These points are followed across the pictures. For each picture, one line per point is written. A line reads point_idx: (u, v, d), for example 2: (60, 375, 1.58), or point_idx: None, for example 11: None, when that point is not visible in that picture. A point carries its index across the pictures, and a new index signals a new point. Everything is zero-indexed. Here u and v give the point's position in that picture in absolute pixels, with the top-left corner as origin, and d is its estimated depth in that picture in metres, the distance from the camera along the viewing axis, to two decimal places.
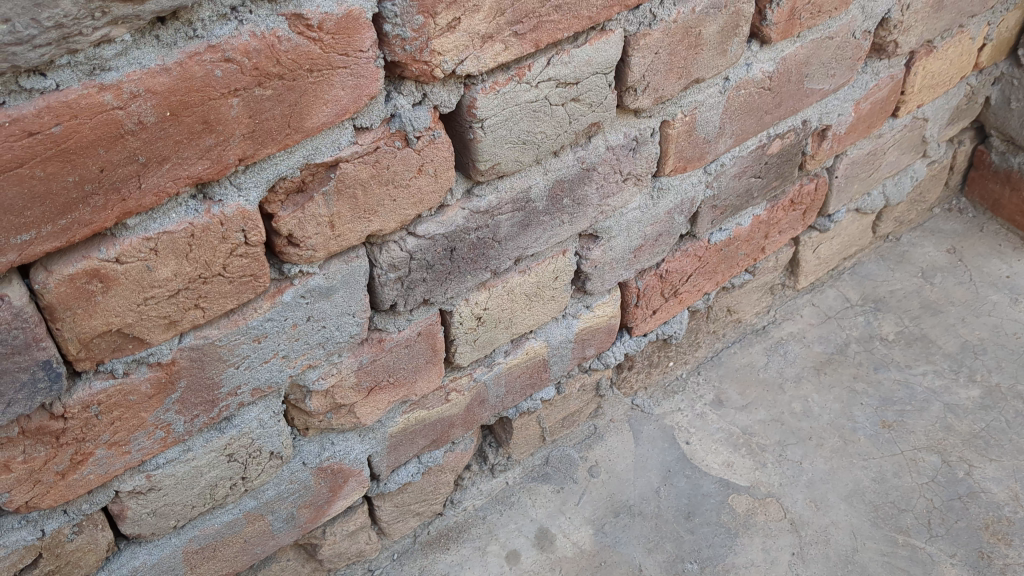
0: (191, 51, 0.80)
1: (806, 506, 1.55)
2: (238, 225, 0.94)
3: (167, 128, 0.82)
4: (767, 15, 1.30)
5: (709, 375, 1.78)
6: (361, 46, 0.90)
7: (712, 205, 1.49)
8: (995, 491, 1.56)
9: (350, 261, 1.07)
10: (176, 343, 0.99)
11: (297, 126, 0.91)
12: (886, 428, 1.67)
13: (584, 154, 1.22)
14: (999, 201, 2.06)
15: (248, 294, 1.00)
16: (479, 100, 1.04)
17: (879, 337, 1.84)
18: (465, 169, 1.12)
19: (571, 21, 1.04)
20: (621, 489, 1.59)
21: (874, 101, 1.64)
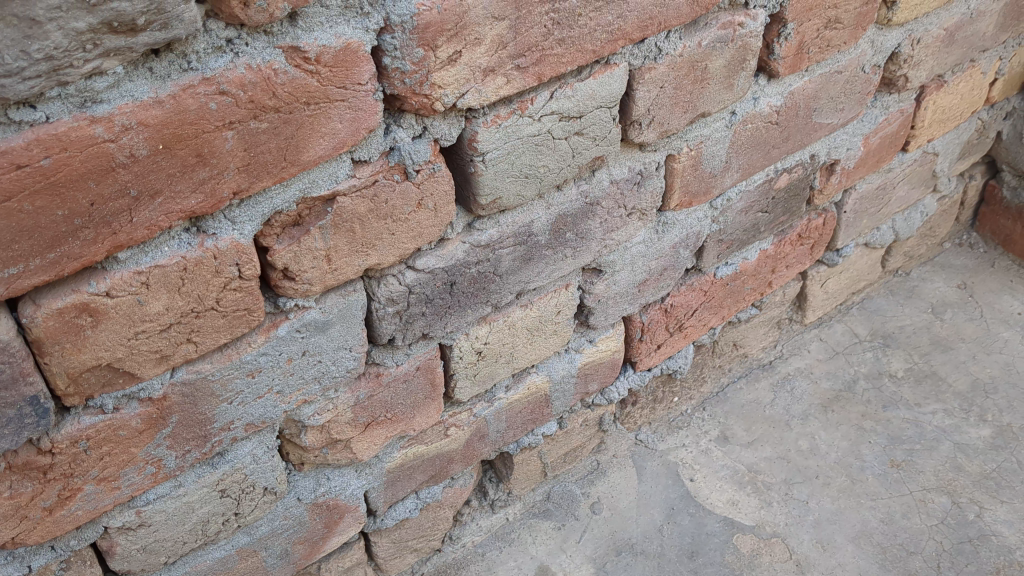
0: (185, 84, 0.78)
1: (813, 547, 1.52)
2: (232, 259, 0.92)
3: (159, 161, 0.80)
4: (774, 49, 1.28)
5: (714, 411, 1.75)
6: (359, 79, 0.88)
7: (718, 239, 1.47)
8: (1007, 535, 1.52)
9: (347, 295, 1.05)
10: (167, 377, 0.97)
11: (294, 159, 0.89)
12: (894, 468, 1.64)
13: (587, 189, 1.20)
14: (1011, 236, 2.03)
15: (242, 329, 0.98)
16: (480, 134, 1.02)
17: (888, 373, 1.81)
18: (465, 202, 1.10)
19: (575, 54, 1.03)
20: (624, 526, 1.56)
21: (883, 135, 1.62)
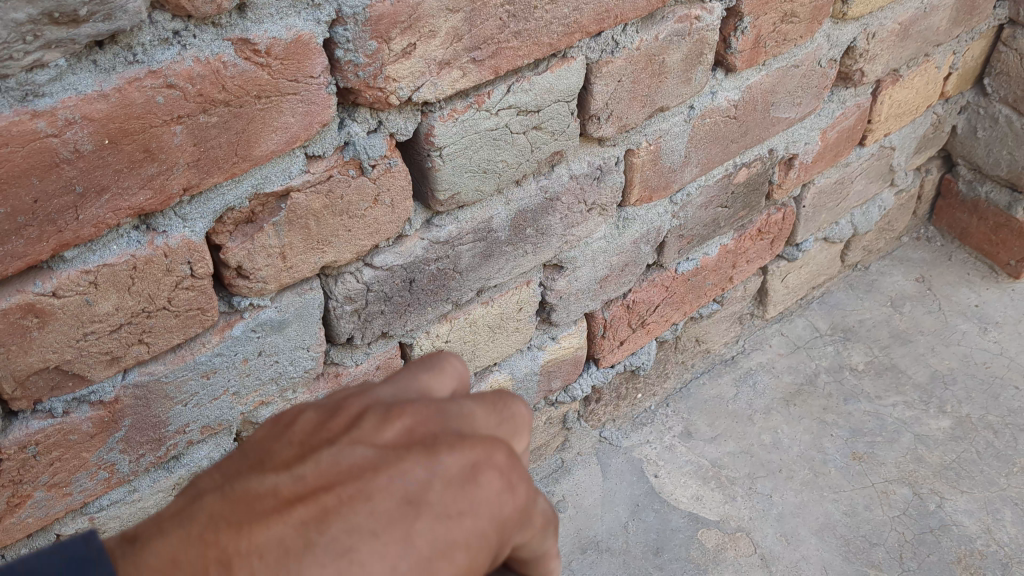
0: (130, 77, 0.76)
1: (777, 541, 1.53)
2: (184, 257, 0.90)
3: (105, 156, 0.78)
4: (731, 43, 1.28)
5: (678, 407, 1.75)
6: (311, 72, 0.87)
7: (679, 234, 1.47)
8: (967, 524, 1.54)
9: (303, 293, 1.04)
10: (119, 380, 0.95)
11: (244, 154, 0.87)
12: (856, 460, 1.65)
13: (546, 183, 1.20)
14: (967, 230, 2.05)
15: (196, 329, 0.96)
16: (437, 128, 1.01)
17: (849, 367, 1.82)
18: (423, 199, 1.09)
19: (531, 48, 1.02)
20: (589, 524, 1.55)
21: (841, 129, 1.63)
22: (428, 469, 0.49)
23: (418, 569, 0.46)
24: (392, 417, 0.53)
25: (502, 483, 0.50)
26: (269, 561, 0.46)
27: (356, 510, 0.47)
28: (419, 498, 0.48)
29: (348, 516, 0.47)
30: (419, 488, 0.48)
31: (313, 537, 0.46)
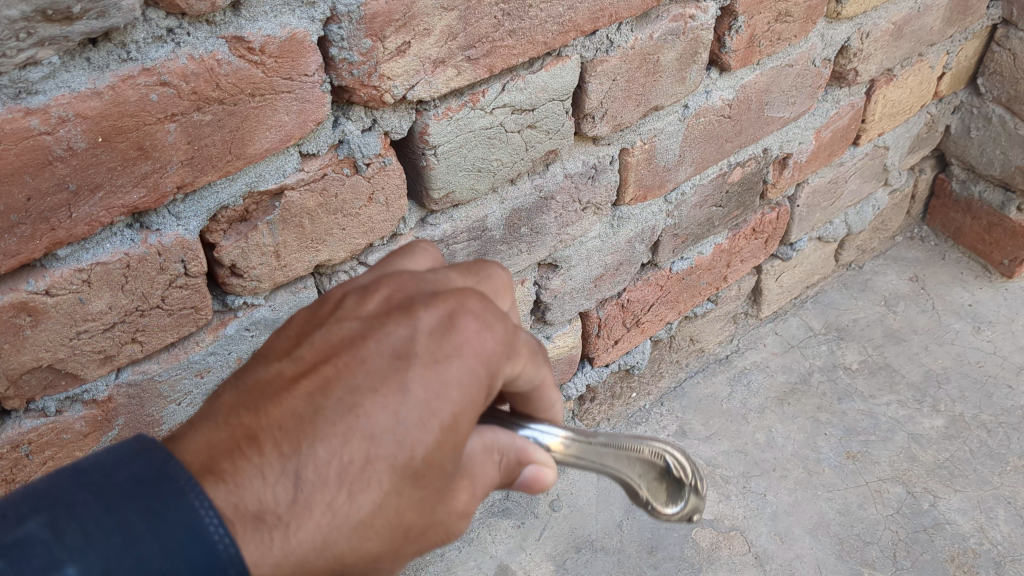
0: (124, 74, 0.76)
1: (771, 540, 1.53)
2: (177, 256, 0.90)
3: (99, 154, 0.78)
4: (725, 42, 1.28)
5: (672, 406, 1.75)
6: (306, 70, 0.86)
7: (673, 234, 1.47)
8: (960, 523, 1.54)
9: (298, 292, 1.04)
10: (112, 378, 0.95)
11: (239, 152, 0.87)
12: (850, 459, 1.65)
13: (541, 182, 1.20)
14: (960, 229, 2.06)
15: (190, 327, 0.96)
16: (431, 126, 1.01)
17: (843, 366, 1.82)
18: (417, 197, 1.09)
19: (526, 46, 1.02)
20: (583, 523, 1.55)
21: (835, 129, 1.63)
22: (407, 332, 0.62)
23: (420, 410, 0.59)
24: (371, 299, 0.67)
25: (473, 330, 0.63)
26: (288, 429, 0.58)
27: (354, 372, 0.60)
28: (405, 355, 0.61)
29: (349, 380, 0.60)
30: (404, 348, 0.61)
31: (325, 399, 0.59)
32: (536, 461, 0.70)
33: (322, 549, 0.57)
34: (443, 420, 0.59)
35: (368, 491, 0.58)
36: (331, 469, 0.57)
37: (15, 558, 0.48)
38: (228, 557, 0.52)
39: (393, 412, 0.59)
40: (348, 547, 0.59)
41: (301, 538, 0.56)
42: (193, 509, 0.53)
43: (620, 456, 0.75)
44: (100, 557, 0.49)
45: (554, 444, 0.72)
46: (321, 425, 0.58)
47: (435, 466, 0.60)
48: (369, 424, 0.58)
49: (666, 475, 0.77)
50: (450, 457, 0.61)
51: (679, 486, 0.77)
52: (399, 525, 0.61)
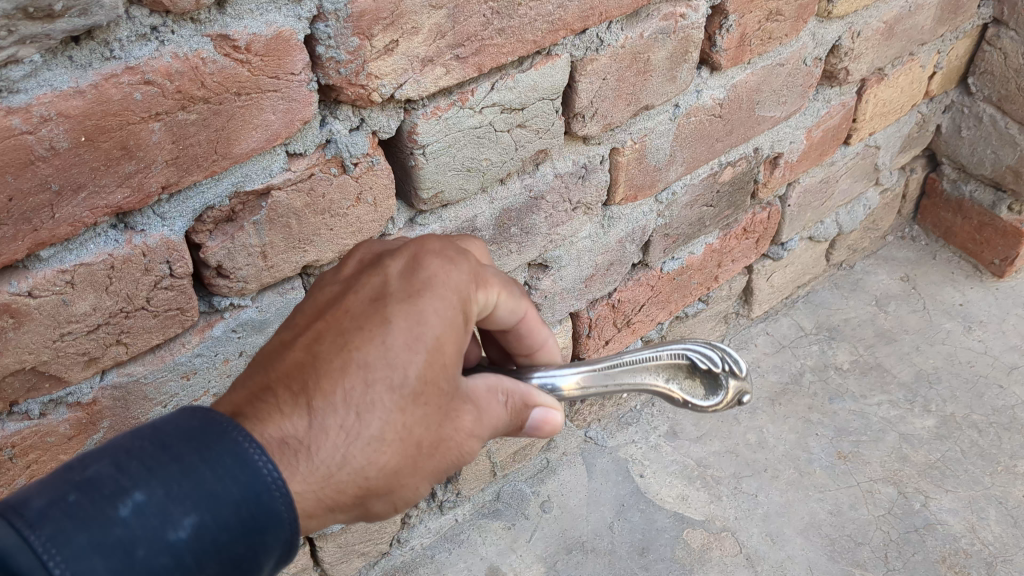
0: (107, 73, 0.75)
1: (762, 541, 1.52)
2: (163, 256, 0.89)
3: (82, 154, 0.77)
4: (716, 41, 1.28)
5: (663, 406, 1.74)
6: (292, 69, 0.85)
7: (664, 234, 1.47)
8: (952, 523, 1.54)
9: (285, 293, 1.03)
10: (97, 381, 0.94)
11: (224, 152, 0.86)
12: (841, 460, 1.65)
13: (531, 182, 1.19)
14: (951, 229, 2.06)
15: (176, 329, 0.95)
16: (420, 126, 1.00)
17: (834, 366, 1.82)
18: (406, 197, 1.08)
19: (515, 45, 1.01)
20: (574, 524, 1.55)
21: (826, 128, 1.63)
22: (381, 281, 0.81)
23: (403, 335, 0.76)
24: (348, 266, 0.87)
25: (434, 273, 0.81)
26: (295, 373, 0.75)
27: (344, 320, 0.78)
28: (382, 300, 0.79)
29: (341, 327, 0.78)
30: (380, 296, 0.79)
31: (321, 345, 0.76)
32: (541, 405, 0.84)
33: (343, 459, 0.73)
34: (426, 343, 0.76)
35: (375, 409, 0.74)
36: (339, 395, 0.73)
37: (92, 491, 0.63)
38: (269, 481, 0.68)
39: (380, 342, 0.75)
40: (367, 457, 0.74)
41: (325, 454, 0.72)
42: (237, 446, 0.68)
43: (637, 369, 0.89)
44: (160, 485, 0.65)
45: (567, 384, 0.89)
46: (321, 365, 0.75)
47: (425, 383, 0.76)
48: (363, 355, 0.75)
49: (696, 370, 0.89)
50: (439, 374, 0.77)
51: (710, 375, 0.89)
52: (410, 437, 0.76)
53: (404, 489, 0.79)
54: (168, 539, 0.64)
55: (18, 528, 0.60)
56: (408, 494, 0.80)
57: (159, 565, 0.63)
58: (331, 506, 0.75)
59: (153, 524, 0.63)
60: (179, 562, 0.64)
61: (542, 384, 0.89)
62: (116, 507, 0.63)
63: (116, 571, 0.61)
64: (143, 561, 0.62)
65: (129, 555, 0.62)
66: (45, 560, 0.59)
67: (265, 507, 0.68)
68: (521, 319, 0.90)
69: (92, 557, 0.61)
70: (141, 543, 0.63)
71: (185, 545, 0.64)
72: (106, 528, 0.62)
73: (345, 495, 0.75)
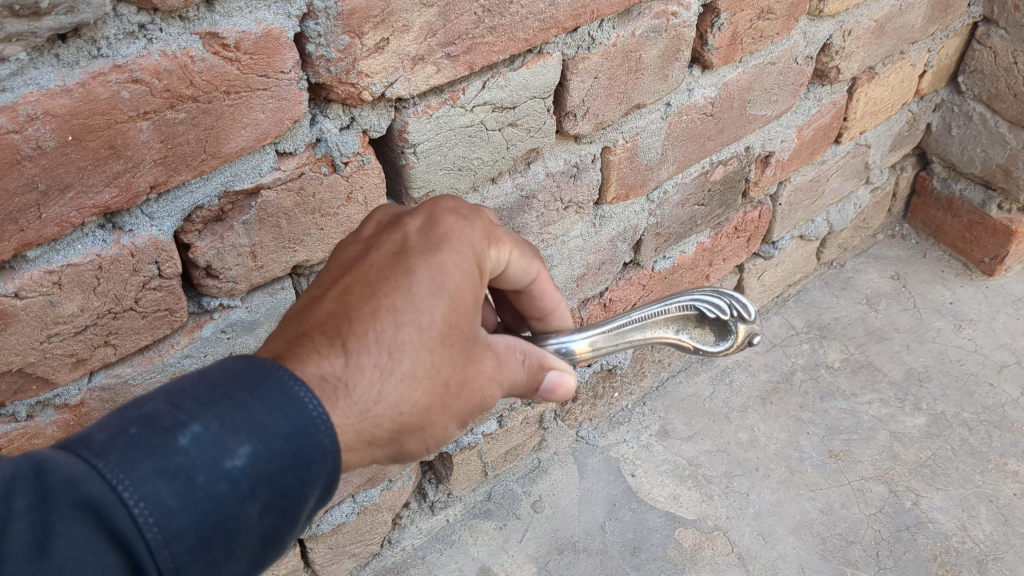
0: (95, 71, 0.74)
1: (754, 540, 1.52)
2: (151, 257, 0.88)
3: (69, 153, 0.76)
4: (708, 40, 1.27)
5: (655, 405, 1.74)
6: (282, 67, 0.85)
7: (656, 232, 1.46)
8: (942, 521, 1.54)
9: (275, 293, 1.02)
10: (85, 383, 0.93)
11: (213, 151, 0.85)
12: (832, 458, 1.65)
13: (522, 181, 1.19)
14: (941, 227, 2.06)
15: (164, 330, 0.94)
16: (410, 124, 0.99)
17: (825, 364, 1.82)
18: (397, 196, 1.07)
19: (507, 43, 1.00)
20: (566, 524, 1.54)
21: (817, 127, 1.63)
22: (402, 237, 0.82)
23: (426, 281, 0.77)
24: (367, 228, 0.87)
25: (451, 228, 0.82)
26: (327, 323, 0.75)
27: (371, 272, 0.79)
28: (404, 252, 0.80)
29: (366, 278, 0.78)
30: (401, 249, 0.80)
31: (350, 295, 0.77)
32: (557, 368, 0.88)
33: (378, 398, 0.73)
34: (449, 290, 0.77)
35: (405, 351, 0.74)
36: (370, 339, 0.74)
37: (151, 424, 0.65)
38: (314, 413, 0.70)
39: (407, 289, 0.76)
40: (402, 397, 0.74)
41: (361, 393, 0.73)
42: (284, 382, 0.69)
43: (647, 326, 0.96)
44: (215, 418, 0.67)
45: (580, 347, 0.94)
46: (352, 313, 0.75)
47: (451, 327, 0.77)
48: (390, 301, 0.76)
49: (703, 319, 0.97)
50: (462, 321, 0.78)
51: (719, 322, 0.97)
52: (439, 379, 0.77)
53: (433, 435, 0.79)
54: (225, 468, 0.66)
55: (85, 457, 0.62)
56: (436, 441, 0.81)
57: (218, 492, 0.65)
58: (368, 448, 0.74)
59: (210, 453, 0.65)
60: (236, 489, 0.66)
61: (557, 349, 0.93)
62: (176, 437, 0.65)
63: (180, 495, 0.63)
64: (203, 488, 0.65)
65: (190, 481, 0.64)
66: (113, 483, 0.61)
67: (312, 439, 0.69)
68: (536, 280, 0.92)
69: (158, 484, 0.63)
70: (200, 471, 0.65)
71: (241, 474, 0.66)
72: (167, 455, 0.64)
73: (380, 438, 0.75)
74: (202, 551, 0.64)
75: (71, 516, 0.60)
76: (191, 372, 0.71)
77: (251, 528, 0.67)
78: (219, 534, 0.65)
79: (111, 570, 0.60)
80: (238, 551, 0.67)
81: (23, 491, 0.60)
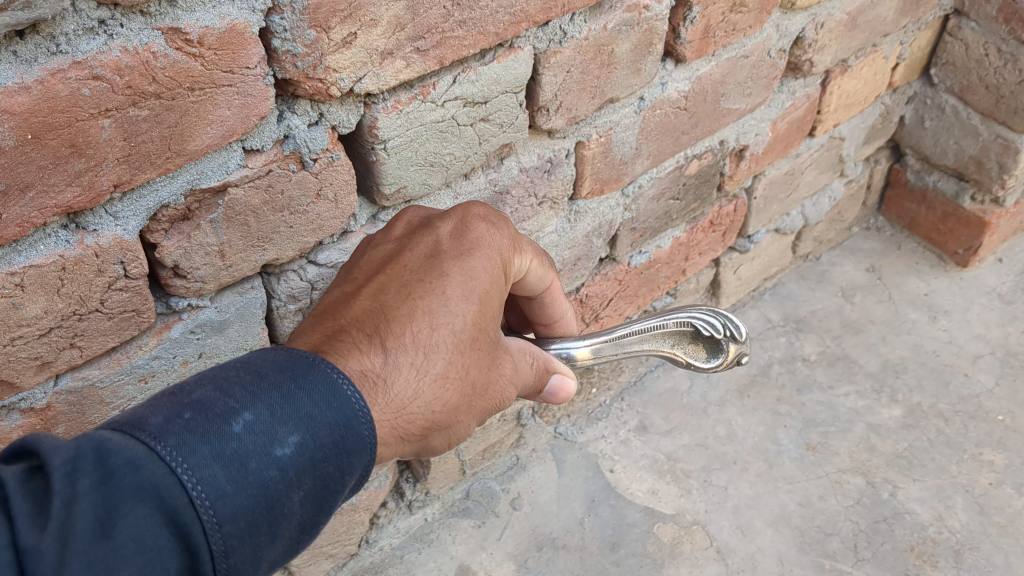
0: (53, 68, 0.72)
1: (732, 534, 1.52)
2: (116, 257, 0.86)
3: (29, 152, 0.74)
4: (680, 33, 1.27)
5: (633, 400, 1.73)
6: (247, 63, 0.83)
7: (631, 227, 1.46)
8: (920, 512, 1.55)
9: (245, 292, 1.01)
10: (51, 386, 0.92)
11: (179, 149, 0.84)
12: (810, 451, 1.65)
13: (495, 177, 1.18)
14: (916, 219, 2.07)
15: (132, 331, 0.93)
16: (380, 120, 0.98)
17: (802, 357, 1.82)
18: (368, 193, 1.06)
19: (477, 37, 0.99)
20: (544, 521, 1.54)
21: (791, 120, 1.63)
22: (433, 241, 0.93)
23: (458, 286, 0.88)
24: (397, 228, 0.99)
25: (480, 236, 0.93)
26: (368, 319, 0.85)
27: (406, 275, 0.89)
28: (437, 257, 0.90)
29: (402, 280, 0.89)
30: (433, 254, 0.91)
31: (386, 295, 0.87)
32: (559, 373, 0.98)
33: (414, 394, 0.83)
34: (478, 296, 0.88)
35: (439, 351, 0.84)
36: (410, 338, 0.83)
37: (205, 410, 0.71)
38: (357, 407, 0.77)
39: (441, 292, 0.87)
40: (434, 394, 0.85)
41: (400, 388, 0.82)
42: (328, 375, 0.76)
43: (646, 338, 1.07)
44: (266, 407, 0.73)
45: (581, 353, 1.05)
46: (389, 311, 0.85)
47: (480, 332, 0.88)
48: (426, 303, 0.86)
49: (698, 336, 1.08)
50: (487, 325, 0.89)
51: (711, 340, 1.07)
52: (467, 378, 0.87)
53: (455, 428, 0.90)
54: (275, 455, 0.72)
55: (143, 439, 0.67)
56: (457, 434, 0.91)
57: (269, 477, 0.72)
58: (401, 438, 0.84)
59: (262, 440, 0.72)
60: (284, 476, 0.73)
61: (559, 353, 1.05)
62: (230, 424, 0.71)
63: (235, 480, 0.70)
64: (256, 472, 0.71)
65: (244, 466, 0.71)
66: (173, 466, 0.67)
67: (354, 431, 0.76)
68: (547, 288, 1.04)
69: (214, 467, 0.69)
70: (253, 457, 0.71)
71: (289, 461, 0.73)
72: (223, 442, 0.70)
73: (412, 431, 0.85)
74: (249, 535, 0.71)
75: (133, 497, 0.64)
76: (235, 361, 0.77)
77: (293, 513, 0.74)
78: (266, 518, 0.72)
79: (166, 550, 0.65)
80: (280, 535, 0.74)
81: (86, 471, 0.64)
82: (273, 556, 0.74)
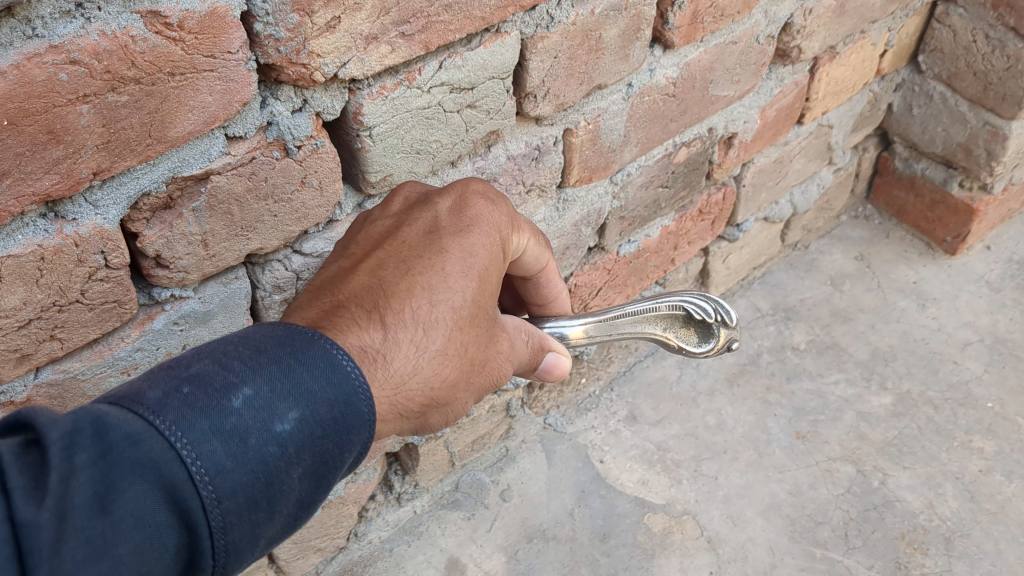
0: (29, 52, 0.70)
1: (723, 523, 1.52)
2: (97, 246, 0.84)
3: (5, 138, 0.72)
4: (668, 18, 1.25)
5: (622, 390, 1.73)
6: (229, 47, 0.82)
7: (619, 216, 1.45)
8: (910, 500, 1.55)
9: (229, 282, 0.99)
10: (31, 378, 0.90)
11: (159, 136, 0.82)
12: (800, 440, 1.64)
13: (483, 164, 1.17)
14: (904, 207, 2.07)
15: (114, 322, 0.91)
16: (365, 106, 0.96)
17: (791, 346, 1.82)
18: (354, 181, 1.05)
19: (463, 22, 0.98)
20: (534, 512, 1.53)
21: (779, 107, 1.62)
22: (432, 217, 0.92)
23: (457, 262, 0.86)
24: (395, 204, 0.97)
25: (480, 212, 0.92)
26: (367, 295, 0.84)
27: (405, 251, 0.88)
28: (436, 233, 0.89)
29: (401, 255, 0.87)
30: (432, 230, 0.90)
31: (385, 271, 0.86)
32: (553, 351, 0.97)
33: (413, 371, 0.82)
34: (477, 272, 0.87)
35: (438, 328, 0.83)
36: (409, 314, 0.82)
37: (204, 384, 0.70)
38: (357, 383, 0.76)
39: (440, 268, 0.85)
40: (433, 371, 0.83)
41: (399, 364, 0.81)
42: (327, 351, 0.75)
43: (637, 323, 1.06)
44: (266, 382, 0.72)
45: (574, 333, 1.05)
46: (388, 287, 0.84)
47: (479, 308, 0.87)
48: (425, 279, 0.85)
49: (690, 320, 1.06)
50: (486, 302, 0.88)
51: (703, 324, 1.05)
52: (466, 355, 0.86)
53: (453, 405, 0.89)
54: (274, 431, 0.71)
55: (141, 414, 0.66)
56: (455, 411, 0.90)
57: (268, 453, 0.70)
58: (400, 415, 0.83)
59: (262, 416, 0.71)
60: (283, 452, 0.71)
61: (553, 332, 1.05)
62: (229, 399, 0.70)
63: (234, 456, 0.68)
64: (255, 448, 0.70)
65: (243, 442, 0.69)
66: (172, 441, 0.66)
67: (353, 407, 0.75)
68: (543, 269, 1.04)
69: (214, 442, 0.68)
70: (252, 433, 0.70)
71: (288, 437, 0.72)
72: (222, 417, 0.69)
73: (411, 408, 0.84)
74: (248, 511, 0.69)
75: (131, 472, 0.63)
76: (233, 336, 0.76)
77: (292, 490, 0.73)
78: (265, 494, 0.70)
79: (164, 526, 0.64)
80: (279, 512, 0.72)
81: (83, 445, 0.62)
82: (271, 534, 0.73)
